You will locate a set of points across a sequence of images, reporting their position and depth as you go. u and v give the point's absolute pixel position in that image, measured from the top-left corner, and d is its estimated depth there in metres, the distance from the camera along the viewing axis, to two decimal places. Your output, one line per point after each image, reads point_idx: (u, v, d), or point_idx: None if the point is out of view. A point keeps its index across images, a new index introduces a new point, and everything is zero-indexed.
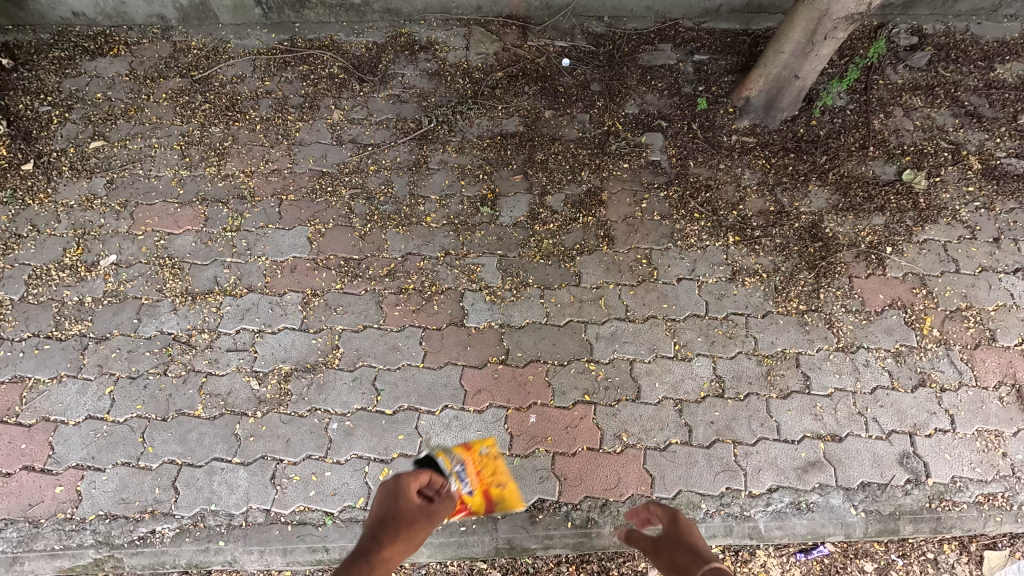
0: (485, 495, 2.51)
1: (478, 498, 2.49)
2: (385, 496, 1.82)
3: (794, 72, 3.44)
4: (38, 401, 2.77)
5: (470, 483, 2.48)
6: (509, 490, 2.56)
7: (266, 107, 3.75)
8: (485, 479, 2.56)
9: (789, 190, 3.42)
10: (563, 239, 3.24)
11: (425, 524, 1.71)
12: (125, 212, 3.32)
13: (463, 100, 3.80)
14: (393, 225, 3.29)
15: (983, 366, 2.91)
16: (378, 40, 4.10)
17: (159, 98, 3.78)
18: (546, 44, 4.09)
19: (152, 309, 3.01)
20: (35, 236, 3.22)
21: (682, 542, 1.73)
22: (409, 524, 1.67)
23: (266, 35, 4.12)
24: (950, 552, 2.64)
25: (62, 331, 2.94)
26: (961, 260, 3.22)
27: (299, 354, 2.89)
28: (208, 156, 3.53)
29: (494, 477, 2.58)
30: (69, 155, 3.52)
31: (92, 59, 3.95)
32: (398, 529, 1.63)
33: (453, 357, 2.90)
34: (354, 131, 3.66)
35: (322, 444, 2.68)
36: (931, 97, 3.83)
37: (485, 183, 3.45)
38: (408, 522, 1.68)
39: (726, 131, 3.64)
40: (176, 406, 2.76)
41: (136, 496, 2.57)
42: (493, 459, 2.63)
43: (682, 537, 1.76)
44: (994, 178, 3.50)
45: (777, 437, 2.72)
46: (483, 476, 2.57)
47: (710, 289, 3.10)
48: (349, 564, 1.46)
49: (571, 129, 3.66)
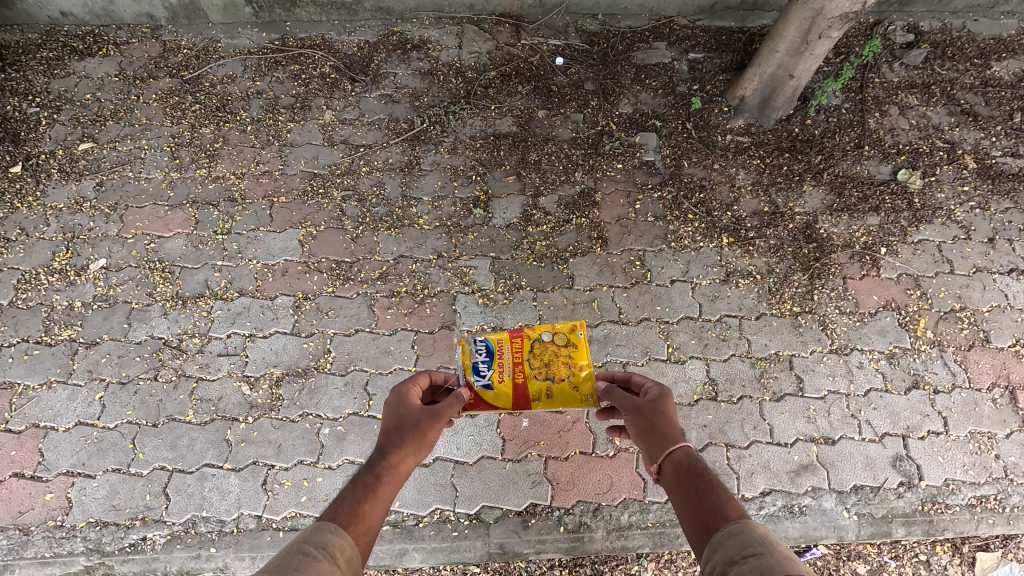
0: (520, 385, 2.02)
1: (507, 394, 2.02)
2: (392, 400, 1.83)
3: (788, 72, 3.41)
4: (28, 408, 2.76)
5: (493, 376, 2.03)
6: (564, 387, 2.03)
7: (257, 108, 3.72)
8: (529, 369, 2.05)
9: (783, 190, 3.40)
10: (556, 241, 3.23)
11: (432, 426, 1.75)
12: (114, 215, 3.29)
13: (456, 100, 3.77)
14: (385, 227, 3.27)
15: (977, 368, 2.91)
16: (370, 39, 4.06)
17: (149, 99, 3.74)
18: (540, 42, 4.05)
19: (143, 314, 2.99)
20: (24, 240, 3.19)
21: (663, 416, 1.75)
22: (416, 429, 1.72)
23: (257, 35, 4.07)
24: (942, 554, 2.64)
25: (52, 337, 2.92)
26: (955, 260, 3.21)
27: (290, 359, 2.87)
28: (198, 158, 3.50)
29: (547, 367, 2.06)
30: (58, 158, 3.48)
31: (81, 60, 3.91)
32: (404, 436, 1.70)
33: (446, 361, 2.89)
34: (345, 132, 3.63)
35: (313, 449, 2.67)
36: (927, 95, 3.80)
37: (478, 184, 3.42)
38: (414, 427, 1.73)
39: (721, 131, 3.62)
40: (167, 412, 2.75)
41: (126, 503, 2.56)
42: (554, 345, 2.09)
43: (668, 413, 1.76)
44: (989, 178, 3.48)
45: (770, 440, 2.71)
46: (527, 367, 2.05)
47: (703, 291, 3.09)
48: (356, 475, 1.58)
49: (564, 129, 3.63)
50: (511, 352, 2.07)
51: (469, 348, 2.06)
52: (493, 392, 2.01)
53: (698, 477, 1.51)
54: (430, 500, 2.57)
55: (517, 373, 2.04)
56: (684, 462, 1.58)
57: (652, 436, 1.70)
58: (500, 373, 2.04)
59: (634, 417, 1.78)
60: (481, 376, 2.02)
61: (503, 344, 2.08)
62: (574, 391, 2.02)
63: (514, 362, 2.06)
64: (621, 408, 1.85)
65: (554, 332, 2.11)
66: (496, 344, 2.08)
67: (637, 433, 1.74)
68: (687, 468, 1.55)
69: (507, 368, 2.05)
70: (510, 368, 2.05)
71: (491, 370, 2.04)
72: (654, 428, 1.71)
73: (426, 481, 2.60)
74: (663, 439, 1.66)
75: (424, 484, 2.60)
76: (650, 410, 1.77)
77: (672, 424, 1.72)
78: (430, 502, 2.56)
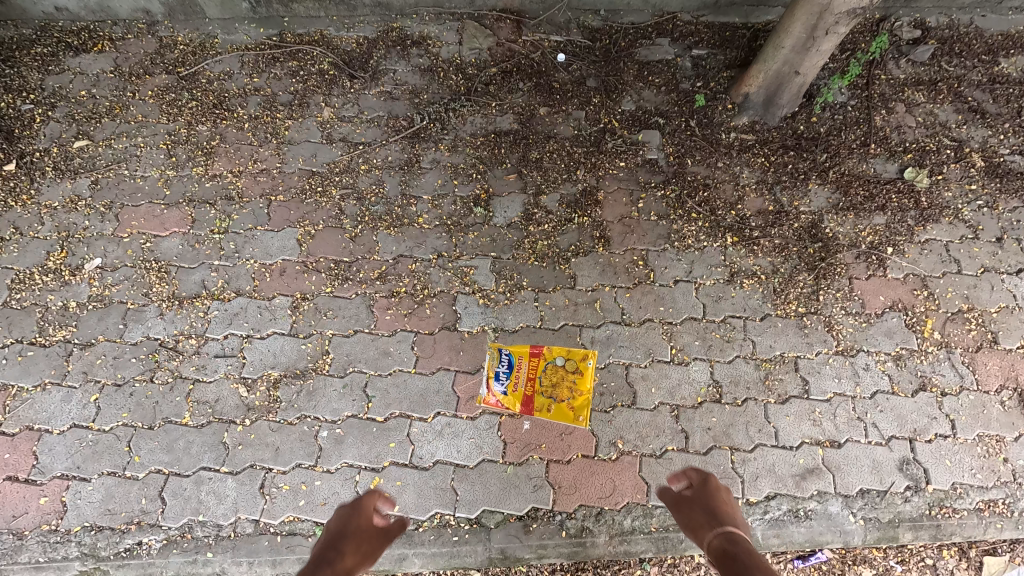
0: (529, 395, 2.77)
1: (517, 399, 2.76)
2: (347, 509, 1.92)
3: (794, 68, 3.35)
4: (22, 410, 2.72)
5: (510, 383, 2.79)
6: (562, 406, 2.74)
7: (254, 105, 3.66)
8: (538, 385, 2.79)
9: (788, 189, 3.35)
10: (558, 241, 3.18)
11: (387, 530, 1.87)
12: (110, 213, 3.25)
13: (456, 97, 3.71)
14: (384, 226, 3.22)
15: (985, 369, 2.87)
16: (369, 35, 4.01)
17: (145, 95, 3.69)
18: (542, 38, 3.99)
19: (138, 314, 2.95)
20: (18, 239, 3.15)
21: (709, 504, 1.91)
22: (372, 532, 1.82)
23: (255, 30, 4.01)
24: (949, 558, 2.61)
25: (46, 337, 2.88)
26: (963, 260, 3.16)
27: (288, 360, 2.83)
28: (194, 155, 3.45)
29: (553, 384, 2.79)
30: (52, 156, 3.43)
31: (76, 56, 3.85)
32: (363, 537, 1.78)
33: (446, 363, 2.84)
34: (344, 130, 3.58)
35: (311, 452, 2.63)
36: (934, 92, 3.75)
37: (479, 182, 3.37)
38: (372, 532, 1.82)
39: (724, 129, 3.56)
40: (163, 414, 2.71)
41: (122, 507, 2.52)
42: (561, 369, 2.83)
43: (711, 503, 1.91)
44: (997, 177, 3.43)
45: (776, 443, 2.67)
46: (538, 383, 2.80)
47: (707, 291, 3.04)
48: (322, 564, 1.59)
49: (566, 126, 3.58)
50: (528, 368, 2.83)
51: (496, 358, 2.84)
52: (509, 396, 2.77)
53: (741, 557, 1.61)
54: (431, 505, 2.53)
55: (529, 385, 2.79)
56: (726, 544, 1.70)
57: (696, 525, 1.85)
58: (517, 383, 2.79)
59: (682, 507, 1.95)
60: (503, 382, 2.79)
61: (522, 361, 2.84)
62: (569, 403, 2.75)
63: (529, 377, 2.81)
64: (670, 505, 2.03)
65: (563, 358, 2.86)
66: (519, 361, 2.84)
67: (685, 526, 1.89)
68: (730, 550, 1.67)
69: (523, 380, 2.80)
70: (526, 381, 2.80)
71: (511, 379, 2.80)
72: (699, 516, 1.86)
73: (426, 485, 2.57)
74: (706, 525, 1.81)
75: (424, 488, 2.56)
76: (694, 501, 1.94)
77: (720, 508, 1.89)
78: (431, 506, 2.53)
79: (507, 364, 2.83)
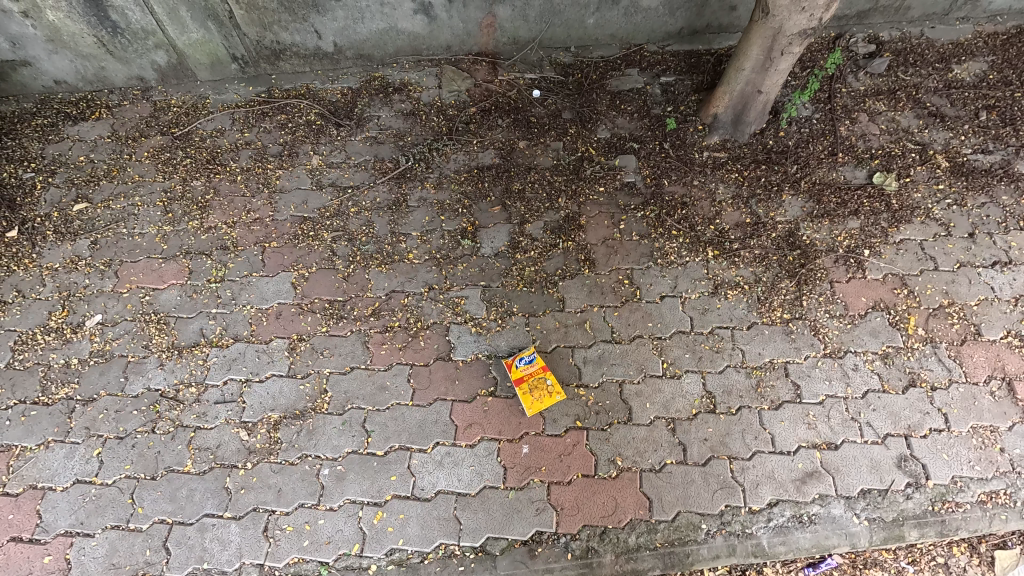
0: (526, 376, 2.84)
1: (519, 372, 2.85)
2: None
3: (757, 88, 3.52)
4: (25, 469, 2.74)
5: (531, 364, 2.87)
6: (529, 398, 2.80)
7: (246, 158, 3.82)
8: (537, 380, 2.84)
9: (763, 201, 3.47)
10: (545, 266, 3.27)
11: None
12: (109, 270, 3.35)
13: (439, 137, 3.88)
14: (376, 264, 3.32)
15: (972, 362, 2.91)
16: (353, 85, 4.21)
17: (141, 156, 3.85)
18: (517, 77, 4.20)
19: (138, 367, 3.01)
20: (20, 302, 3.24)
21: None
22: None
23: (244, 88, 4.21)
24: (960, 555, 2.57)
25: (48, 396, 2.93)
26: (939, 257, 3.25)
27: (287, 401, 2.88)
28: (190, 210, 3.58)
29: (530, 394, 2.81)
30: (53, 220, 3.56)
31: (74, 124, 4.04)
32: None
33: (442, 392, 2.89)
34: (333, 175, 3.72)
35: (314, 491, 2.65)
36: (894, 101, 3.93)
37: (465, 216, 3.50)
38: None
39: (697, 148, 3.72)
40: (165, 463, 2.73)
41: (126, 561, 2.52)
42: (548, 395, 2.82)
43: None
44: (963, 175, 3.55)
45: (773, 449, 2.70)
46: (540, 381, 2.85)
47: (693, 304, 3.12)
48: None
49: (546, 157, 3.73)
50: (539, 368, 2.87)
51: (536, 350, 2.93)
52: (509, 369, 2.87)
53: None
54: (435, 535, 2.53)
55: (524, 378, 2.84)
56: None
57: None
58: (523, 369, 2.86)
59: None
60: (518, 358, 2.88)
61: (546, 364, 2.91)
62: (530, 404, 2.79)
63: (531, 373, 2.85)
64: None
65: (554, 388, 2.84)
66: (540, 359, 2.90)
67: None
68: None
69: (527, 371, 2.85)
70: (529, 374, 2.85)
71: (524, 363, 2.87)
72: None
73: (430, 516, 2.57)
74: None
75: (427, 519, 2.57)
76: None
77: None
78: (435, 537, 2.52)
79: (536, 354, 2.91)
